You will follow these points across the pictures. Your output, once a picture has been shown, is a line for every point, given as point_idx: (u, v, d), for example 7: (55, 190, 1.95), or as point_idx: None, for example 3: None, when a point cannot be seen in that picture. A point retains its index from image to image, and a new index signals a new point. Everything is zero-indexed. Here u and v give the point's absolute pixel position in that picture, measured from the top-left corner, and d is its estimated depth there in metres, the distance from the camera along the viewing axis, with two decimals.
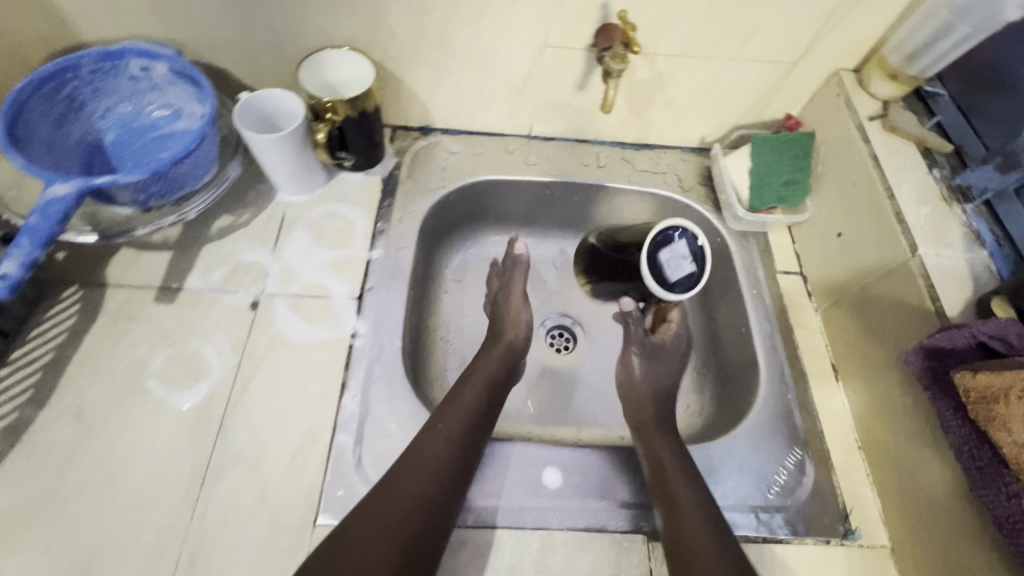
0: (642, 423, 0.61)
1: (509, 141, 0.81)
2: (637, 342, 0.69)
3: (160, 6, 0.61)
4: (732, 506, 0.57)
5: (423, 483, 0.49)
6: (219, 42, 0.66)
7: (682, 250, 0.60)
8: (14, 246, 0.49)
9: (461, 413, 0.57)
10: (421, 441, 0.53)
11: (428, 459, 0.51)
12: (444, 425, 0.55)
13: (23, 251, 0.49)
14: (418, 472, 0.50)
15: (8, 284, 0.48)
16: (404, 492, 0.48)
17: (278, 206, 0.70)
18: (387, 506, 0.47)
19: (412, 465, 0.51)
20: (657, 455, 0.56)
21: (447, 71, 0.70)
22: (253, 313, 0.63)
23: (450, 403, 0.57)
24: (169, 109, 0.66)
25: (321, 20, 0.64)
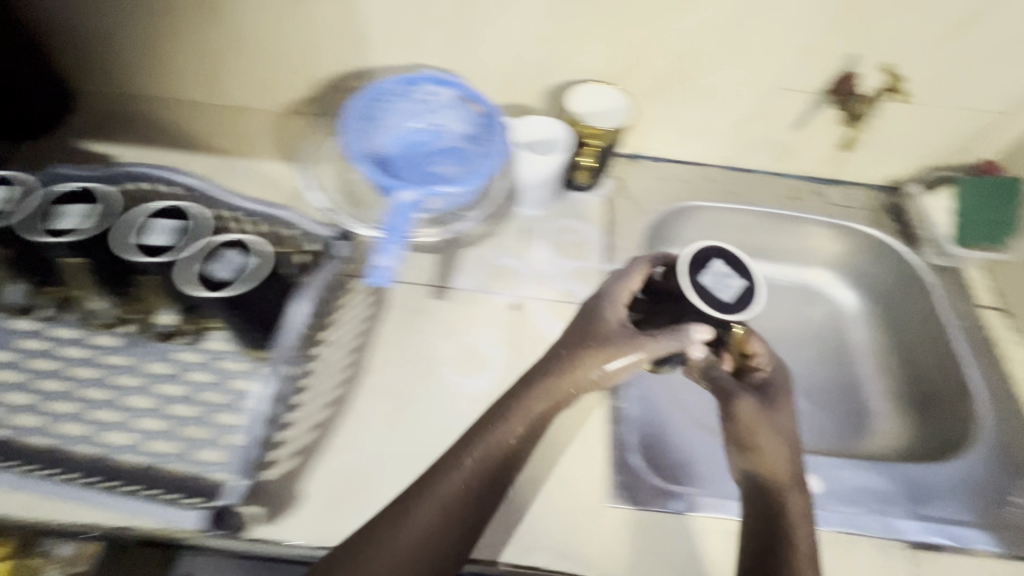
0: (777, 483, 0.52)
1: (709, 170, 0.88)
2: (739, 389, 0.57)
3: (455, 42, 0.71)
4: (980, 525, 0.60)
5: (427, 513, 0.48)
6: (490, 74, 0.75)
7: (721, 270, 0.59)
8: (387, 246, 0.68)
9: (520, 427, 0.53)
10: (444, 467, 0.51)
11: (455, 476, 0.50)
12: (475, 449, 0.51)
13: (393, 250, 0.68)
14: (429, 499, 0.49)
15: (388, 275, 0.67)
16: (422, 518, 0.48)
17: (520, 219, 0.78)
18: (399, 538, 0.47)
19: (431, 486, 0.50)
20: (779, 471, 0.53)
21: (679, 107, 0.78)
22: (516, 313, 0.70)
23: (497, 416, 0.53)
24: (434, 127, 0.75)
25: (588, 59, 0.72)
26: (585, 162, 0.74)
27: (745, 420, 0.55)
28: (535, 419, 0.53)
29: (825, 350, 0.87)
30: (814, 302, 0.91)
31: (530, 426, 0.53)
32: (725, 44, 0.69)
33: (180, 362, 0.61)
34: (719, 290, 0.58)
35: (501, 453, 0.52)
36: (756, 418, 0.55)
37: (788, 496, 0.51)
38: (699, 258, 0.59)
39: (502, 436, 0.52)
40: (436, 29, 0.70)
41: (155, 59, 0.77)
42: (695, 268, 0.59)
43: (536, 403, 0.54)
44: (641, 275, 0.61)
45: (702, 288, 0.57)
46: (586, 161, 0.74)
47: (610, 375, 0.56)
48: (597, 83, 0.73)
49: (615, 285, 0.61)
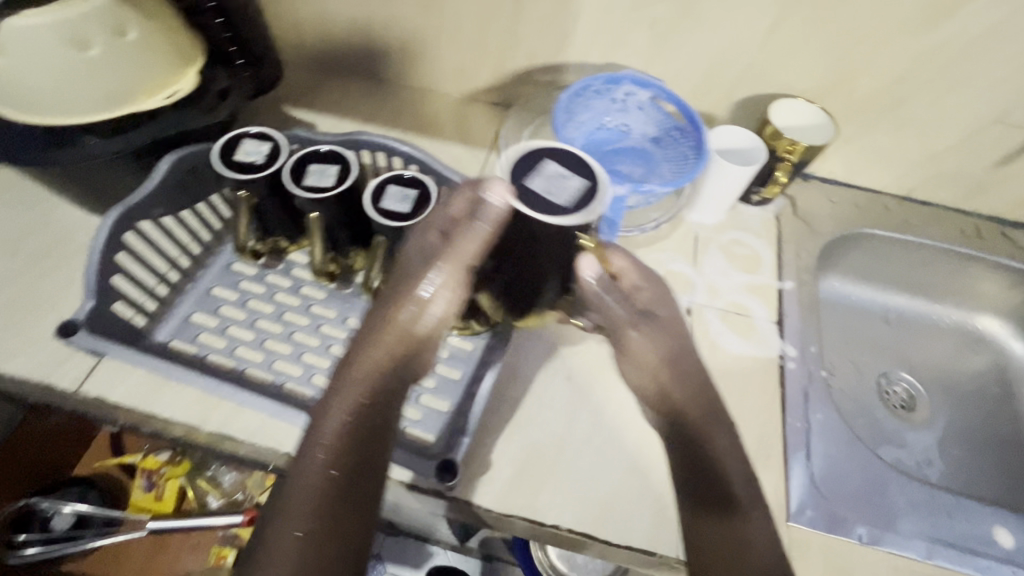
0: (677, 410, 0.52)
1: (886, 199, 0.84)
2: (630, 319, 0.53)
3: (662, 46, 0.73)
4: None
5: (307, 489, 0.41)
6: (685, 80, 0.76)
7: (555, 170, 0.45)
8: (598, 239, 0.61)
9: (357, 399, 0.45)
10: (313, 435, 0.44)
11: (335, 435, 0.43)
12: (338, 409, 0.45)
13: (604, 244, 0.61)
14: (313, 458, 0.42)
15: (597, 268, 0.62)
16: (313, 477, 0.42)
17: (692, 226, 0.78)
18: (285, 522, 0.40)
19: (354, 466, 0.43)
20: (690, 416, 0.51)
21: (875, 131, 0.76)
22: (690, 319, 0.70)
23: (346, 376, 0.46)
24: (621, 127, 0.77)
25: (793, 75, 0.71)
26: (779, 178, 0.74)
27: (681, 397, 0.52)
28: (377, 371, 0.46)
29: (985, 400, 0.84)
30: (976, 350, 0.87)
31: (358, 375, 0.46)
32: (949, 71, 0.67)
33: None
34: (558, 192, 0.44)
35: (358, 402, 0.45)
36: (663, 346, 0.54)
37: (718, 439, 0.51)
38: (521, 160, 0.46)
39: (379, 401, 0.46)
40: (647, 32, 0.71)
41: (365, 37, 0.83)
42: (523, 171, 0.45)
43: (382, 352, 0.47)
44: (464, 204, 0.48)
45: (530, 195, 0.44)
46: (779, 177, 0.74)
47: (426, 310, 0.48)
48: (792, 98, 0.72)
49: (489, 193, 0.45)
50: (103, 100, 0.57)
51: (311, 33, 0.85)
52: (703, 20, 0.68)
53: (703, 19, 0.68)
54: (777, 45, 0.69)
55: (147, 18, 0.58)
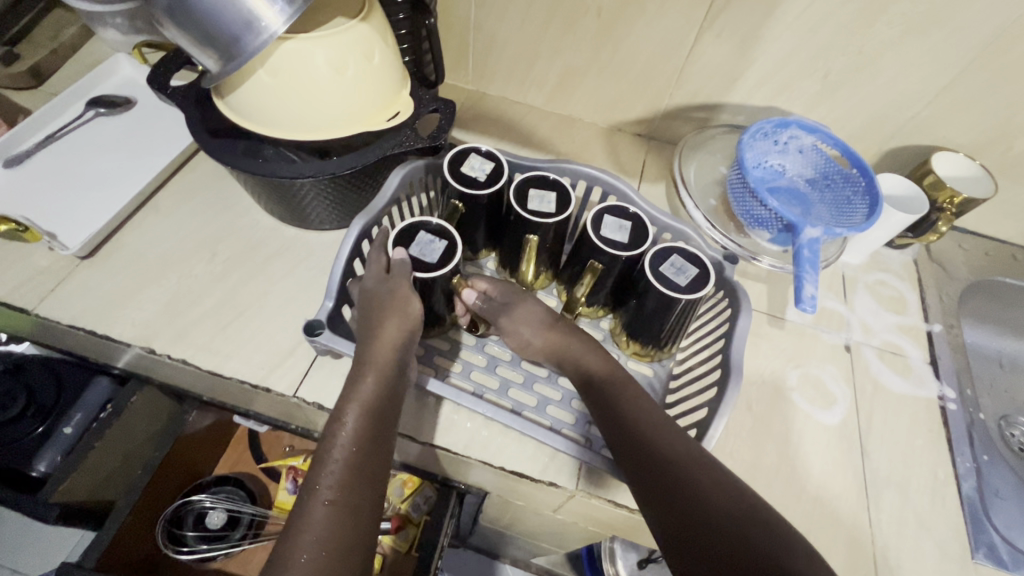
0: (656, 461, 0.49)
1: (1012, 249, 0.88)
2: (534, 330, 0.60)
3: (830, 93, 0.77)
4: None
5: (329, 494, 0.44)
6: (844, 125, 0.80)
7: (426, 237, 0.59)
8: (804, 280, 0.63)
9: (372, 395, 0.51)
10: (328, 441, 0.49)
11: (346, 449, 0.47)
12: (349, 424, 0.49)
13: (811, 285, 0.63)
14: (331, 461, 0.47)
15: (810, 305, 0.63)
16: (332, 481, 0.45)
17: (840, 266, 0.82)
18: (314, 496, 0.45)
19: (332, 444, 0.48)
20: (665, 459, 0.49)
21: (1019, 186, 0.80)
22: (850, 355, 0.73)
23: (351, 390, 0.51)
24: (778, 168, 0.81)
25: (952, 130, 0.76)
26: (941, 227, 0.77)
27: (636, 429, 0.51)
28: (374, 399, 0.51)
29: None
30: None
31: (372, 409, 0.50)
32: None
33: None
34: (430, 257, 0.58)
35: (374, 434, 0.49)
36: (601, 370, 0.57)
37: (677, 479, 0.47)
38: (520, 193, 0.62)
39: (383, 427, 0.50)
40: (818, 81, 0.76)
41: (527, 64, 0.87)
42: (402, 241, 0.59)
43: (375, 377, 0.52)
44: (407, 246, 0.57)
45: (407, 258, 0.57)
46: (940, 225, 0.76)
47: (403, 312, 0.55)
48: (945, 152, 0.76)
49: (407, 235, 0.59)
50: (343, 119, 0.60)
51: (473, 57, 0.89)
52: (881, 73, 0.72)
53: (880, 72, 0.72)
54: (947, 101, 0.73)
55: (387, 46, 0.62)
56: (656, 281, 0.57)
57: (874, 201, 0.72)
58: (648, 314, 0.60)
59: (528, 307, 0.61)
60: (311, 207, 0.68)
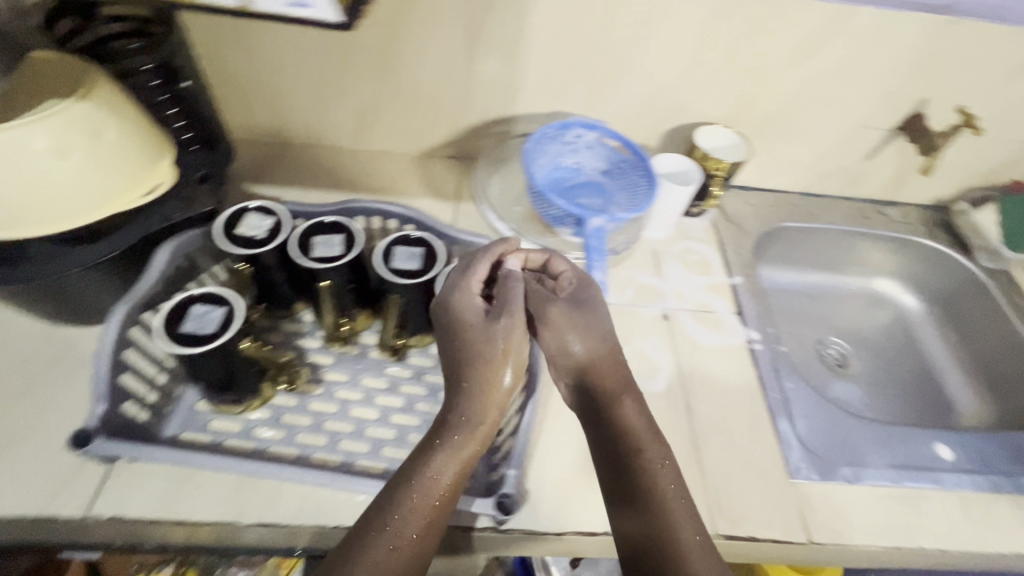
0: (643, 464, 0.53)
1: (790, 196, 1.01)
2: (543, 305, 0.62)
3: (598, 91, 0.83)
4: None
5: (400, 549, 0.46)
6: (619, 117, 0.87)
7: (201, 310, 0.54)
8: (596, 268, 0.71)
9: (465, 452, 0.52)
10: (398, 487, 0.50)
11: (412, 509, 0.48)
12: (443, 479, 0.50)
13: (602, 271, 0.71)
14: (394, 517, 0.48)
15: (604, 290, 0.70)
16: (411, 536, 0.47)
17: (649, 243, 0.89)
18: (379, 547, 0.46)
19: (396, 495, 0.49)
20: (664, 524, 0.50)
21: (775, 143, 0.91)
22: (668, 323, 0.79)
23: (445, 436, 0.52)
24: (575, 166, 0.86)
25: (707, 106, 0.85)
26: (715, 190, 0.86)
27: (648, 452, 0.54)
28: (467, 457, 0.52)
29: (900, 349, 1.01)
30: (880, 306, 1.06)
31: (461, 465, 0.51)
32: (823, 91, 0.83)
33: (394, 378, 0.68)
34: (210, 328, 0.54)
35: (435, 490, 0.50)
36: (610, 365, 0.59)
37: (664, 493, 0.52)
38: (302, 246, 0.60)
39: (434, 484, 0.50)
40: (585, 82, 0.82)
41: (319, 108, 0.86)
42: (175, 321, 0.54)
43: (480, 427, 0.53)
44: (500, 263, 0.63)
45: (183, 338, 0.53)
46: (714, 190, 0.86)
47: (513, 353, 0.57)
48: (703, 127, 0.87)
49: (512, 271, 0.63)
50: (86, 208, 0.56)
51: (263, 111, 0.86)
52: (631, 66, 0.80)
53: (631, 67, 0.80)
54: (692, 82, 0.82)
55: (125, 121, 0.58)
56: (451, 303, 0.59)
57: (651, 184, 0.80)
58: None
59: (565, 306, 0.61)
60: (83, 303, 0.62)
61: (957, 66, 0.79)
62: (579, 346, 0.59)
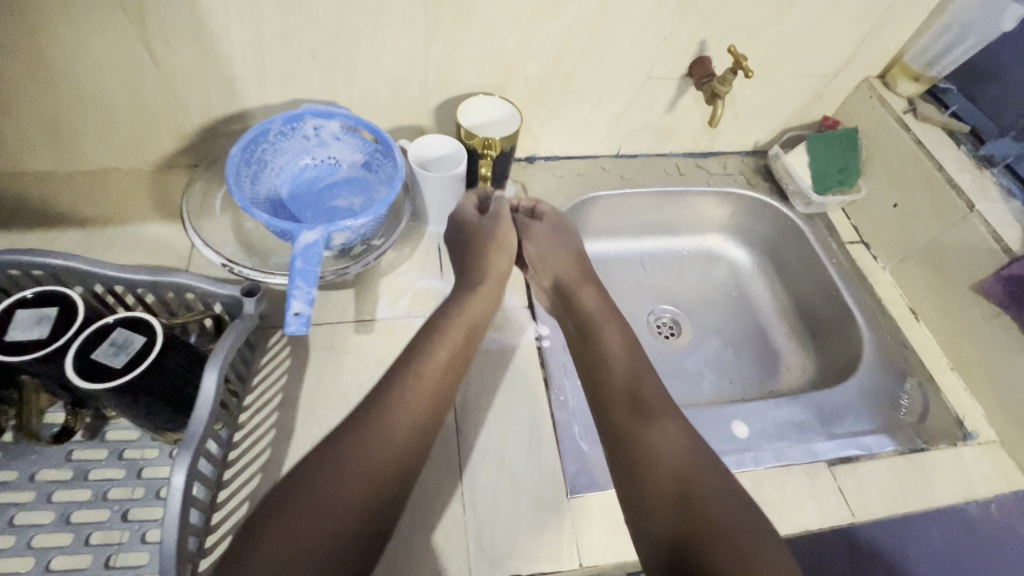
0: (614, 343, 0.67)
1: (602, 161, 0.93)
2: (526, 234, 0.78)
3: (332, 71, 0.70)
4: (868, 431, 0.69)
5: (427, 390, 0.57)
6: (373, 98, 0.75)
7: None
8: (295, 289, 0.54)
9: (458, 339, 0.63)
10: (421, 369, 0.58)
11: (445, 362, 0.60)
12: (437, 359, 0.60)
13: (303, 292, 0.54)
14: (429, 369, 0.59)
15: (303, 321, 0.53)
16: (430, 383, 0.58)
17: (433, 238, 0.79)
18: (385, 422, 0.53)
19: (416, 361, 0.59)
20: (658, 427, 0.57)
21: (563, 106, 0.82)
22: None
23: (448, 328, 0.63)
24: (330, 161, 0.74)
25: (468, 75, 0.74)
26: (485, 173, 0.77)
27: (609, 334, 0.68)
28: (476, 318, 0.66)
29: (734, 308, 0.96)
30: (714, 263, 1.00)
31: (473, 325, 0.65)
32: (593, 44, 0.73)
33: (80, 462, 0.55)
34: None
35: (465, 346, 0.63)
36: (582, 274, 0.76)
37: (645, 380, 0.62)
38: None
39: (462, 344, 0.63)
40: (310, 62, 0.68)
41: None
42: None
43: (466, 315, 0.65)
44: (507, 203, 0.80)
45: None
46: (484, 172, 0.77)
47: (505, 251, 0.75)
48: (476, 96, 0.75)
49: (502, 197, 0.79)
50: None
51: None
52: (358, 38, 0.67)
53: (358, 38, 0.67)
54: (440, 50, 0.70)
55: None
56: (77, 373, 0.46)
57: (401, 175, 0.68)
58: (118, 408, 0.49)
59: (546, 228, 0.78)
60: None
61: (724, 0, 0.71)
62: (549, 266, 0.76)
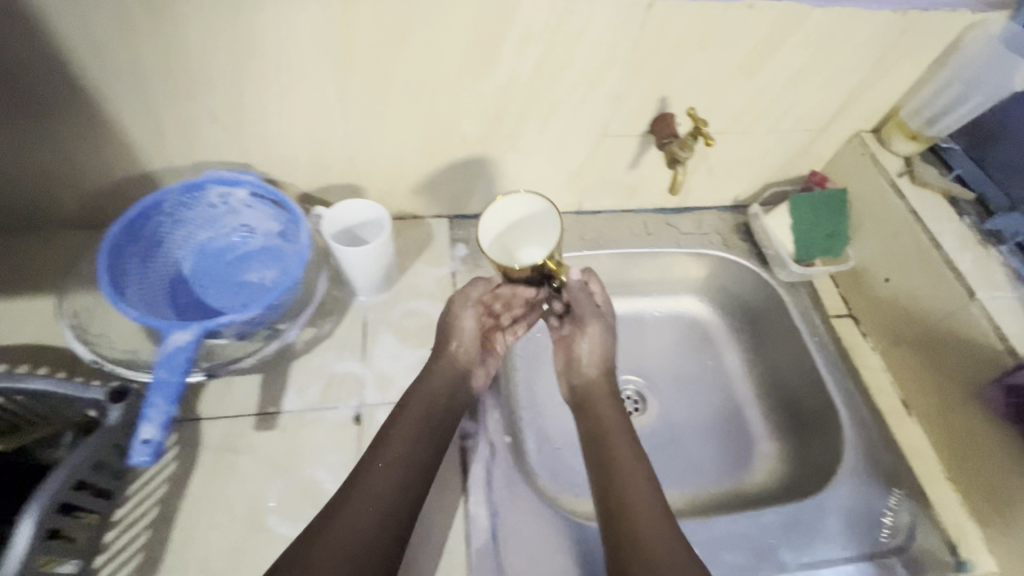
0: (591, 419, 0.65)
1: (561, 219, 0.84)
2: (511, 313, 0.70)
3: (239, 132, 0.63)
4: (835, 559, 0.60)
5: (398, 463, 0.55)
6: (291, 158, 0.67)
7: None
8: (149, 407, 0.47)
9: (437, 394, 0.62)
10: (403, 426, 0.58)
11: (416, 420, 0.59)
12: (415, 417, 0.59)
13: (159, 410, 0.47)
14: (407, 445, 0.57)
15: (151, 451, 0.46)
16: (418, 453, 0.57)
17: (360, 310, 0.71)
18: (378, 482, 0.53)
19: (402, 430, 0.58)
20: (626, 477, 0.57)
21: (511, 165, 0.74)
22: (359, 427, 0.62)
23: (425, 382, 0.62)
24: (242, 230, 0.67)
25: (396, 135, 0.66)
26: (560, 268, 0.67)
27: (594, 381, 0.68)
28: (449, 386, 0.63)
29: (712, 381, 0.85)
30: (691, 327, 0.89)
31: (449, 392, 0.63)
32: (536, 102, 0.64)
33: None
34: None
35: (448, 405, 0.62)
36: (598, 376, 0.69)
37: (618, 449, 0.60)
38: None
39: (447, 404, 0.62)
40: (211, 124, 0.61)
41: None
42: None
43: (445, 371, 0.64)
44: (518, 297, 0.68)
45: None
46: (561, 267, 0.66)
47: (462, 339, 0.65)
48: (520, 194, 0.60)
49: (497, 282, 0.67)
50: None
51: None
52: (262, 99, 0.59)
53: (262, 100, 0.59)
54: (358, 109, 0.62)
55: None
56: None
57: (304, 254, 0.62)
58: None
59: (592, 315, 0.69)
60: None
61: (684, 55, 0.61)
62: (597, 360, 0.69)
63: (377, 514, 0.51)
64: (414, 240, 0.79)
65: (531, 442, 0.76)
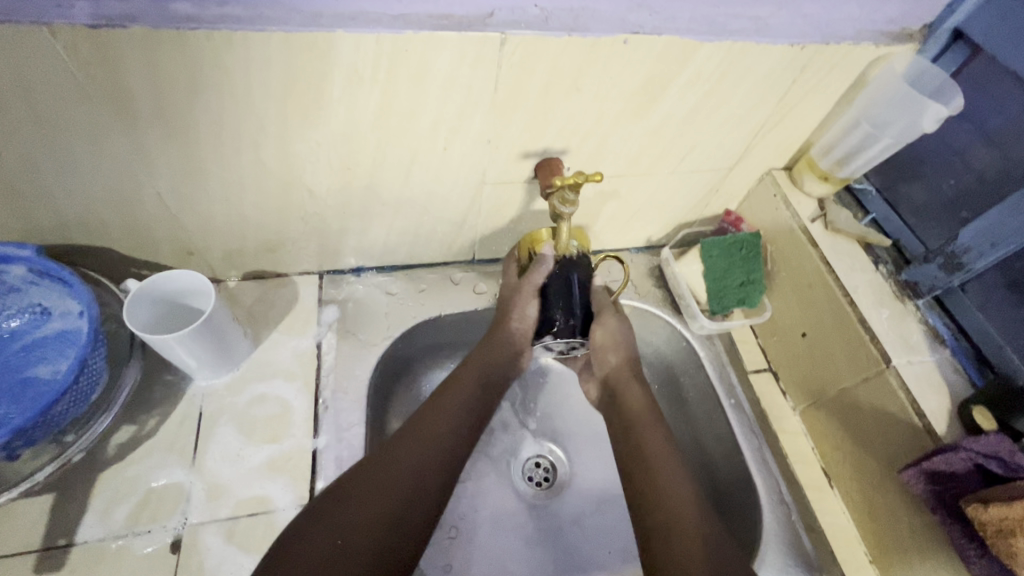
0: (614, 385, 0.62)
1: (452, 270, 0.74)
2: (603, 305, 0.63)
3: (10, 198, 0.50)
4: None
5: (440, 434, 0.52)
6: (93, 221, 0.55)
7: None
8: None
9: (471, 385, 0.58)
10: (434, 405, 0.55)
11: (462, 389, 0.57)
12: (452, 402, 0.56)
13: None
14: (442, 423, 0.53)
15: None
16: (440, 431, 0.53)
17: (195, 399, 0.59)
18: (411, 449, 0.50)
19: (410, 440, 0.51)
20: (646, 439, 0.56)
21: (379, 217, 0.63)
22: (176, 557, 0.50)
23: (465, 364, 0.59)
24: (33, 311, 0.54)
25: (224, 190, 0.55)
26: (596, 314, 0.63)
27: (612, 368, 0.62)
28: (484, 371, 0.59)
29: None
30: None
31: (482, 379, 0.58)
32: (391, 149, 0.55)
33: None
34: None
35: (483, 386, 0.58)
36: (642, 394, 0.60)
37: (647, 440, 0.56)
38: None
39: (475, 390, 0.57)
40: None
41: None
42: None
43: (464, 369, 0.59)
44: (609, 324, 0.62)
45: None
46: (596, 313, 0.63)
47: (524, 320, 0.60)
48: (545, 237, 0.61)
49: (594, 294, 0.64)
50: None
51: None
52: (27, 158, 0.47)
53: (25, 159, 0.47)
54: (165, 162, 0.51)
55: None
56: None
57: (85, 350, 0.49)
58: None
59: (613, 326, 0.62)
60: None
61: (559, 97, 0.53)
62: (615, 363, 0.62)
63: (401, 486, 0.47)
64: (274, 305, 0.67)
65: (447, 530, 0.67)
